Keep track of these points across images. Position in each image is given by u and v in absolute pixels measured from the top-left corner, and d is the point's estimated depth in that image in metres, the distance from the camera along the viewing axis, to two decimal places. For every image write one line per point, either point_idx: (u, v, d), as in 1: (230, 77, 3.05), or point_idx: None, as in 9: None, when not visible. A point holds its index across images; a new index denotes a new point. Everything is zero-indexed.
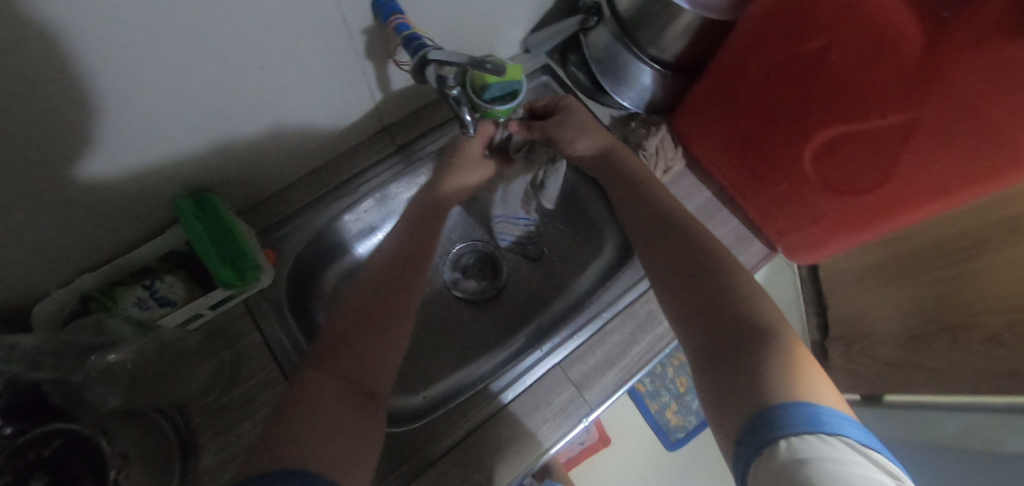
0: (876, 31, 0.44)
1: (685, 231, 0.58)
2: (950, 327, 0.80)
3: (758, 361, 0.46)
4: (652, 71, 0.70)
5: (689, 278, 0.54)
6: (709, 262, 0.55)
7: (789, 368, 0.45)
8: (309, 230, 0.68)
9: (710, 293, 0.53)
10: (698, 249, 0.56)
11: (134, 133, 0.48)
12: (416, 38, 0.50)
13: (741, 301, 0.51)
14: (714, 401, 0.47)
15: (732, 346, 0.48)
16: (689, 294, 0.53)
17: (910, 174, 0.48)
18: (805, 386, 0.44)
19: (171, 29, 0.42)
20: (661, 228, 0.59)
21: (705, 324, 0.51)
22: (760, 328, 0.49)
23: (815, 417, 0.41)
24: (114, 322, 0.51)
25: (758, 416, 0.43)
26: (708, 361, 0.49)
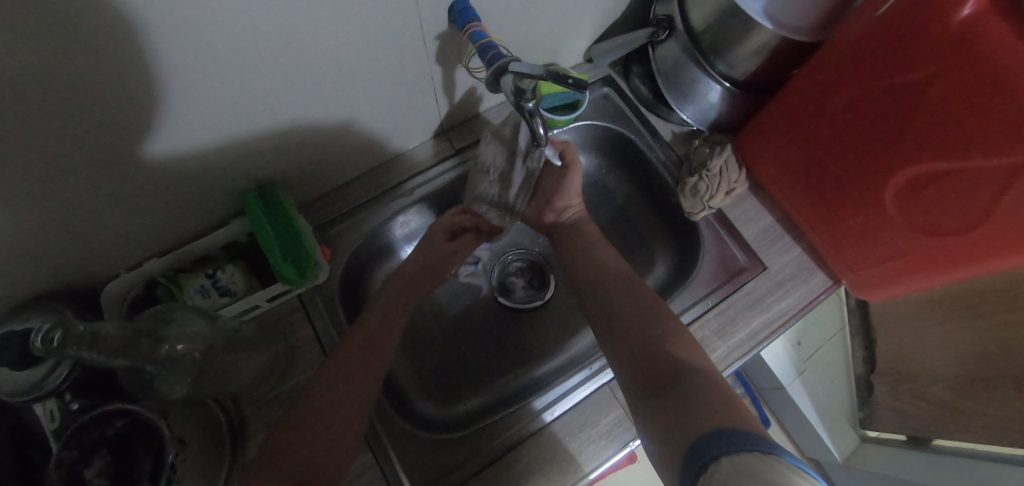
0: (987, 66, 0.42)
1: (626, 283, 0.61)
2: (1016, 376, 0.74)
3: (690, 400, 0.46)
4: (722, 89, 0.67)
5: (628, 335, 0.55)
6: (644, 313, 0.56)
7: (718, 402, 0.45)
8: (363, 230, 0.69)
9: (647, 348, 0.53)
10: (640, 303, 0.58)
11: (211, 128, 0.49)
12: (492, 48, 0.51)
13: (678, 348, 0.52)
14: (656, 443, 0.46)
15: (667, 385, 0.49)
16: (632, 360, 0.53)
17: (1008, 221, 0.46)
18: (732, 416, 0.43)
19: (255, 25, 0.43)
20: (603, 285, 0.62)
21: (639, 373, 0.51)
22: (691, 371, 0.49)
23: (744, 441, 0.39)
24: (182, 313, 0.49)
25: (691, 451, 0.42)
26: (650, 397, 0.49)
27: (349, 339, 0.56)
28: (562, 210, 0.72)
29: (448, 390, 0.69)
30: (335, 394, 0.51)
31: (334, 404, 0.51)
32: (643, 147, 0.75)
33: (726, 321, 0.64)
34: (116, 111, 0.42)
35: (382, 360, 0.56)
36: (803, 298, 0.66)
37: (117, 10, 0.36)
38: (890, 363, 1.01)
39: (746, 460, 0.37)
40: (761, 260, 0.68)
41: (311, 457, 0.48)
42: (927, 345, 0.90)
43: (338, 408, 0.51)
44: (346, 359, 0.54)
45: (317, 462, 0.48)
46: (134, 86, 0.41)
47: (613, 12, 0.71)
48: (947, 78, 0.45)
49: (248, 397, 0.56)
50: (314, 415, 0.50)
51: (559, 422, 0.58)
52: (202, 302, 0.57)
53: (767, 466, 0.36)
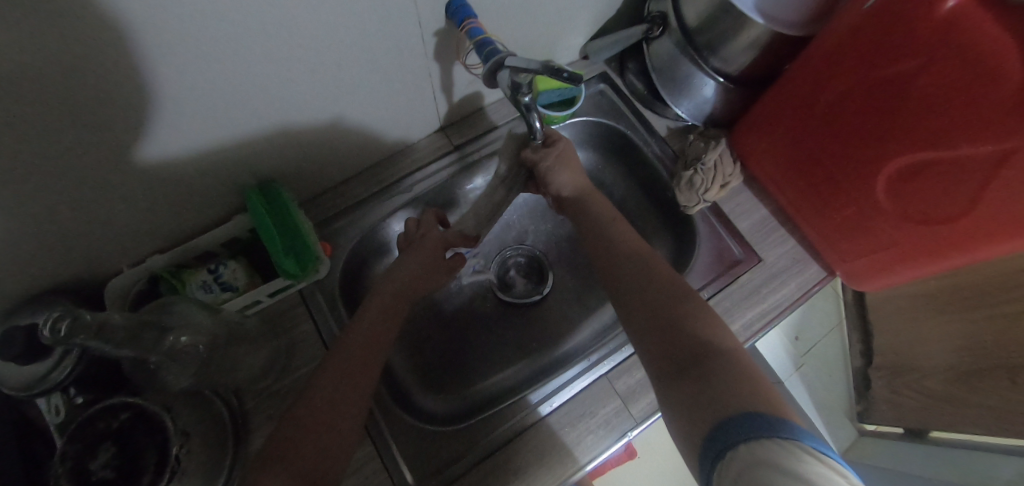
0: (973, 55, 0.43)
1: (645, 261, 0.59)
2: (1011, 365, 0.73)
3: (717, 381, 0.44)
4: (715, 84, 0.68)
5: (650, 315, 0.53)
6: (664, 293, 0.55)
7: (744, 382, 0.44)
8: (363, 226, 0.69)
9: (667, 326, 0.51)
10: (660, 283, 0.56)
11: (209, 123, 0.50)
12: (489, 43, 0.52)
13: (701, 329, 0.50)
14: (679, 421, 0.45)
15: (692, 363, 0.47)
16: (655, 340, 0.51)
17: (996, 207, 0.47)
18: (758, 397, 0.42)
19: (255, 21, 0.44)
20: (619, 268, 0.60)
21: (663, 349, 0.50)
22: (716, 351, 0.47)
23: (769, 425, 0.39)
24: (183, 305, 0.50)
25: (714, 429, 0.41)
26: (673, 377, 0.48)
27: (361, 332, 0.57)
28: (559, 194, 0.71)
29: (450, 383, 0.70)
30: (336, 386, 0.52)
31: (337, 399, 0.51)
32: (639, 142, 0.76)
33: (722, 312, 0.65)
34: (117, 105, 0.43)
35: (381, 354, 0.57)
36: (798, 289, 0.67)
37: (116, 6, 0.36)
38: (886, 355, 1.02)
39: (766, 449, 0.38)
40: (757, 252, 0.68)
41: (317, 452, 0.48)
42: (923, 338, 0.90)
43: (336, 404, 0.51)
44: (345, 353, 0.54)
45: (321, 459, 0.48)
46: (133, 80, 0.42)
47: (608, 10, 0.72)
48: (934, 67, 0.46)
49: (250, 391, 0.56)
50: (316, 411, 0.50)
51: (558, 413, 0.59)
52: (205, 297, 0.57)
53: (788, 457, 0.36)
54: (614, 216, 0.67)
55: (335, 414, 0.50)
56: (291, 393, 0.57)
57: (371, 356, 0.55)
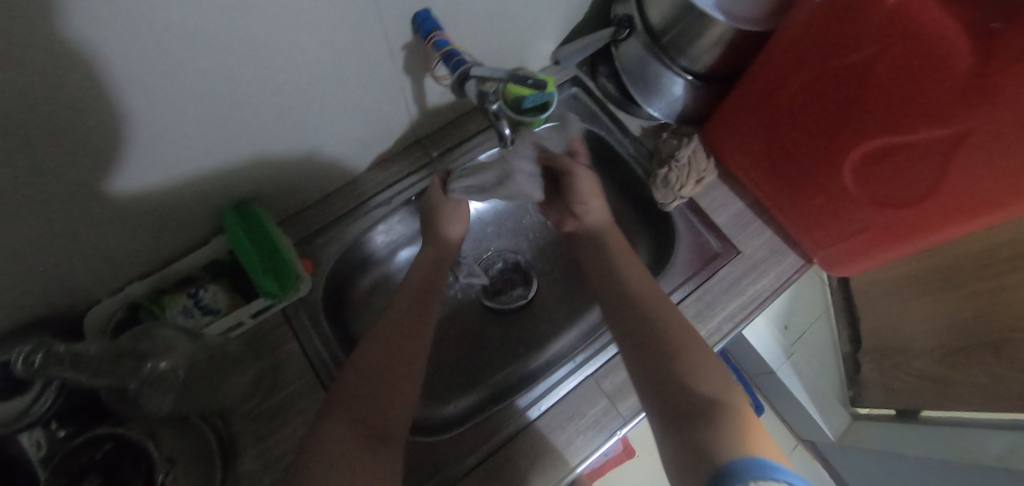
0: (923, 42, 0.44)
1: (630, 287, 0.61)
2: (991, 341, 0.76)
3: (709, 433, 0.46)
4: (684, 82, 0.69)
5: (646, 358, 0.54)
6: (659, 329, 0.56)
7: (738, 427, 0.46)
8: (343, 241, 0.69)
9: (661, 358, 0.53)
10: (655, 319, 0.57)
11: (183, 148, 0.50)
12: (456, 54, 0.52)
13: (696, 379, 0.51)
14: (677, 465, 0.47)
15: (688, 407, 0.49)
16: (647, 382, 0.53)
17: (959, 186, 0.48)
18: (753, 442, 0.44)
19: (224, 44, 0.44)
20: (618, 294, 0.61)
21: (658, 387, 0.52)
22: (712, 402, 0.49)
23: (766, 470, 0.41)
24: (163, 331, 0.51)
25: (714, 476, 0.43)
26: (670, 418, 0.49)
27: (414, 316, 0.61)
28: (582, 214, 0.72)
29: (439, 391, 0.70)
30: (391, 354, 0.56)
31: (394, 359, 0.56)
32: (614, 143, 0.77)
33: (704, 305, 0.66)
34: (89, 135, 0.43)
35: (426, 330, 0.61)
36: (777, 279, 0.68)
37: (82, 35, 0.37)
38: (874, 339, 1.03)
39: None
40: (734, 244, 0.69)
41: (373, 408, 0.52)
42: (908, 320, 0.92)
43: (395, 367, 0.55)
44: (373, 337, 0.58)
45: (383, 417, 0.52)
46: (102, 110, 0.42)
47: (576, 16, 0.73)
48: (888, 56, 0.47)
49: (240, 412, 0.55)
50: (382, 373, 0.54)
51: (545, 415, 0.59)
52: (185, 322, 0.57)
53: None
54: (614, 243, 0.68)
55: (387, 404, 0.53)
56: (278, 413, 0.56)
57: (407, 343, 0.58)
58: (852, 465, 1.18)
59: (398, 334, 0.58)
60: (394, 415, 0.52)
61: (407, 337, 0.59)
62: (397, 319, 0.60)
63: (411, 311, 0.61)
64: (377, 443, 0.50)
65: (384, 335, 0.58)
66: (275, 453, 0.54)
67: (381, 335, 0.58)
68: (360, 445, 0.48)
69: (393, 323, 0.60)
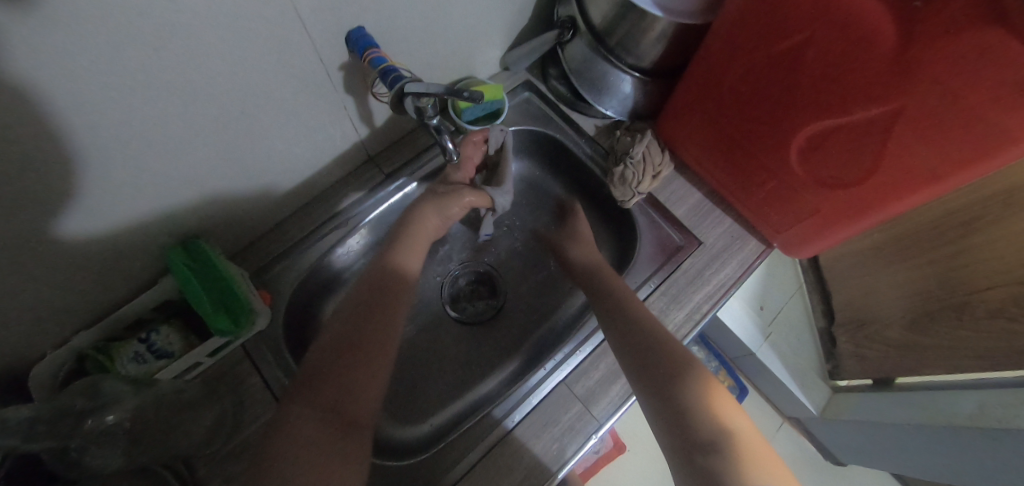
0: (847, 25, 0.45)
1: (632, 307, 0.61)
2: (954, 304, 0.78)
3: (718, 462, 0.49)
4: (631, 79, 0.70)
5: (650, 384, 0.55)
6: (665, 358, 0.56)
7: (741, 454, 0.50)
8: (302, 268, 0.67)
9: (661, 384, 0.55)
10: (655, 341, 0.58)
11: (117, 188, 0.49)
12: (393, 70, 0.51)
13: (698, 405, 0.53)
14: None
15: (693, 438, 0.51)
16: (655, 408, 0.54)
17: (897, 164, 0.49)
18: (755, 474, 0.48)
19: (147, 76, 0.43)
20: (625, 314, 0.61)
21: (664, 418, 0.53)
22: (717, 426, 0.52)
23: None
24: (111, 384, 0.49)
25: None
26: (678, 450, 0.52)
27: (385, 305, 0.60)
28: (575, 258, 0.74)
29: (414, 411, 0.69)
30: (357, 336, 0.56)
31: (361, 340, 0.56)
32: (570, 144, 0.76)
33: (671, 299, 0.66)
34: (18, 186, 0.41)
35: (394, 312, 0.60)
36: (740, 266, 0.68)
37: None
38: (845, 311, 1.06)
39: None
40: (696, 235, 0.70)
41: (341, 395, 0.52)
42: (875, 291, 0.94)
43: (364, 349, 0.56)
44: (340, 328, 0.57)
45: (351, 403, 0.52)
46: (29, 160, 0.41)
47: (520, 21, 0.73)
48: (816, 42, 0.48)
49: (201, 457, 0.54)
50: (353, 357, 0.55)
51: (520, 428, 0.58)
52: (138, 369, 0.54)
53: None
54: (609, 271, 0.68)
55: (360, 408, 0.52)
56: (241, 454, 0.55)
57: (382, 335, 0.58)
58: (836, 438, 1.19)
59: (371, 322, 0.58)
60: (363, 398, 0.53)
61: (380, 327, 0.58)
62: (360, 310, 0.58)
63: (372, 306, 0.59)
64: (348, 428, 0.50)
65: (353, 329, 0.57)
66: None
67: (353, 321, 0.57)
68: (329, 432, 0.49)
69: (358, 307, 0.59)
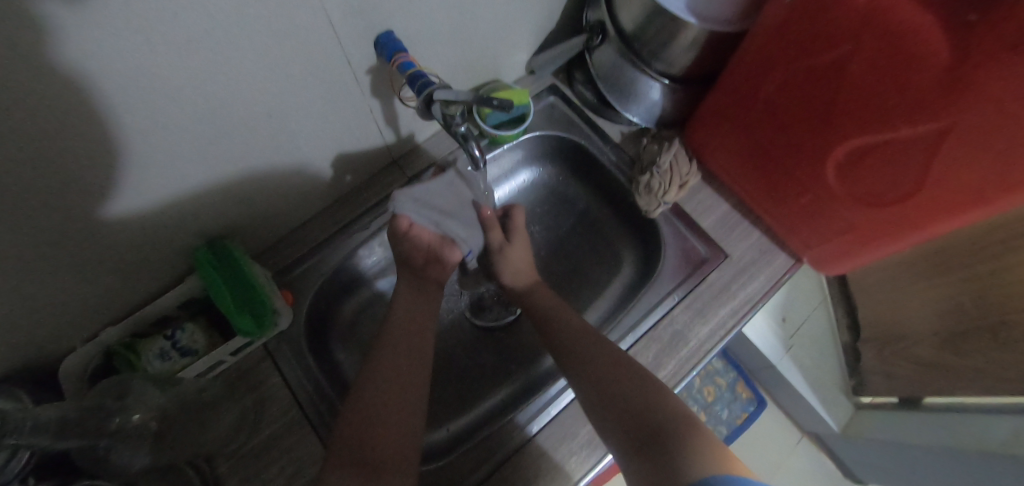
0: (896, 39, 0.43)
1: (570, 322, 0.61)
2: (989, 325, 0.75)
3: (684, 459, 0.45)
4: (661, 86, 0.68)
5: (607, 393, 0.52)
6: (616, 376, 0.53)
7: (701, 443, 0.47)
8: (324, 269, 0.68)
9: (613, 387, 0.52)
10: (609, 361, 0.55)
11: (150, 188, 0.50)
12: (422, 76, 0.51)
13: (657, 411, 0.50)
14: None
15: (649, 434, 0.48)
16: (615, 426, 0.50)
17: (943, 183, 0.47)
18: (715, 459, 0.45)
19: (181, 81, 0.44)
20: (574, 344, 0.58)
21: (619, 421, 0.50)
22: (679, 427, 0.48)
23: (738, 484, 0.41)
24: (138, 382, 0.50)
25: None
26: (635, 450, 0.48)
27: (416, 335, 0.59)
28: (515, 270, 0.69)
29: (430, 416, 0.68)
30: (385, 377, 0.54)
31: (396, 380, 0.54)
32: (595, 151, 0.75)
33: (695, 313, 0.64)
34: (59, 187, 0.43)
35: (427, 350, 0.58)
36: (768, 280, 0.67)
37: (38, 88, 0.36)
38: (872, 327, 1.02)
39: None
40: (722, 247, 0.68)
41: (370, 439, 0.49)
42: (906, 307, 0.91)
43: (397, 388, 0.53)
44: (375, 361, 0.55)
45: (377, 448, 0.48)
46: (71, 163, 0.42)
47: (547, 25, 0.72)
48: (860, 54, 0.46)
49: (223, 454, 0.54)
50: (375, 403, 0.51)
51: (540, 439, 0.58)
52: (162, 366, 0.56)
53: None
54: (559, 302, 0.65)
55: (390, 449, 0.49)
56: (263, 453, 0.55)
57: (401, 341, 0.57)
58: (859, 456, 1.16)
59: (406, 359, 0.56)
60: (393, 440, 0.49)
61: (410, 366, 0.55)
62: (397, 341, 0.57)
63: (412, 342, 0.58)
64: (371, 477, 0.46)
65: (390, 366, 0.55)
66: None
67: (385, 358, 0.55)
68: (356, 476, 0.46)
69: (396, 346, 0.57)
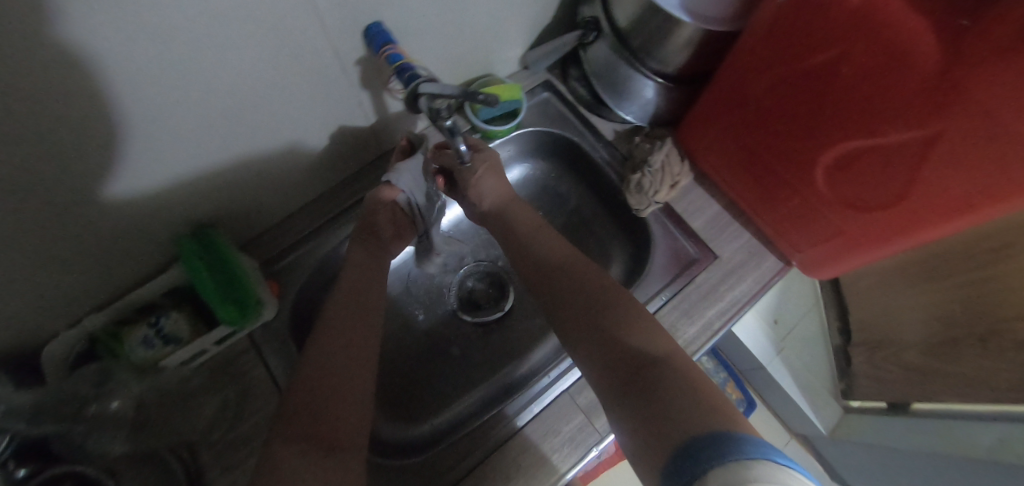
0: (889, 42, 0.42)
1: (561, 263, 0.59)
2: (980, 334, 0.74)
3: (672, 407, 0.42)
4: (655, 85, 0.68)
5: (596, 338, 0.51)
6: (608, 310, 0.52)
7: (696, 395, 0.43)
8: (312, 260, 0.68)
9: (604, 333, 0.51)
10: (601, 299, 0.54)
11: (135, 175, 0.49)
12: (409, 68, 0.51)
13: (644, 346, 0.48)
14: (631, 443, 0.43)
15: (635, 378, 0.46)
16: (604, 370, 0.48)
17: (932, 191, 0.47)
18: (707, 412, 0.41)
19: (167, 70, 0.43)
20: (564, 278, 0.58)
21: (608, 368, 0.48)
22: (669, 371, 0.45)
23: (722, 442, 0.37)
24: (119, 369, 0.54)
25: (677, 452, 0.39)
26: (618, 395, 0.46)
27: (364, 322, 0.57)
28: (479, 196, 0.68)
29: (415, 410, 0.68)
30: (333, 354, 0.52)
31: (347, 363, 0.52)
32: (587, 148, 0.75)
33: (682, 314, 0.64)
34: (44, 172, 0.42)
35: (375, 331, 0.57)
36: (757, 282, 0.66)
37: (18, 77, 0.36)
38: (863, 331, 1.02)
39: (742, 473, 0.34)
40: (712, 249, 0.68)
41: (325, 418, 0.47)
42: (898, 313, 0.91)
43: (345, 366, 0.52)
44: (322, 336, 0.54)
45: (333, 427, 0.47)
46: (57, 149, 0.42)
47: (542, 20, 0.71)
48: (853, 57, 0.46)
49: (204, 443, 0.54)
50: (326, 378, 0.50)
51: (523, 434, 0.58)
52: (146, 354, 0.54)
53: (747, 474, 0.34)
54: (534, 223, 0.66)
55: (345, 433, 0.47)
56: (243, 444, 0.54)
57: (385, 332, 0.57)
58: (847, 459, 1.16)
59: (354, 340, 0.55)
60: (346, 420, 0.48)
61: (360, 345, 0.55)
62: (346, 321, 0.56)
63: (359, 322, 0.56)
64: (330, 452, 0.45)
65: (334, 347, 0.53)
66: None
67: (331, 334, 0.54)
68: (315, 457, 0.44)
69: (346, 323, 0.56)
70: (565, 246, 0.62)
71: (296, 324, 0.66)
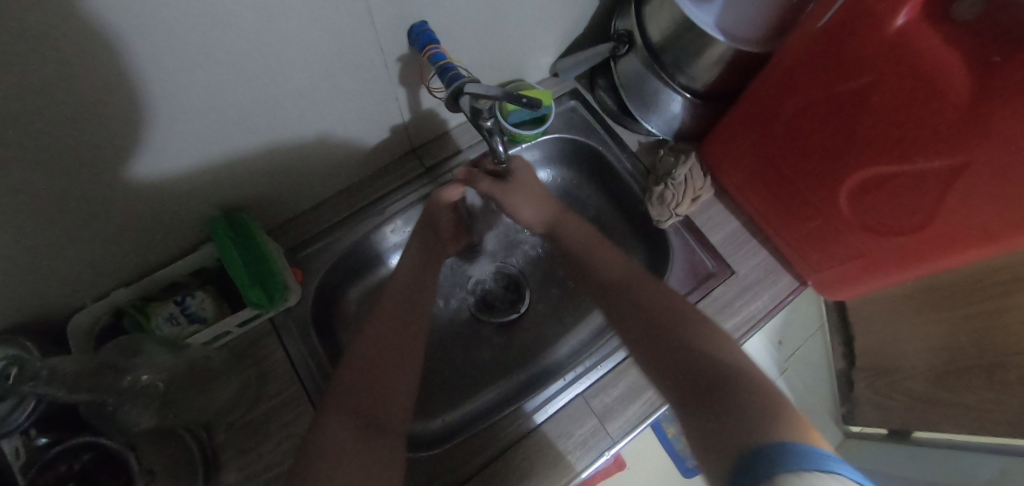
0: (921, 71, 0.44)
1: (628, 283, 0.62)
2: (986, 365, 0.75)
3: (744, 417, 0.44)
4: (682, 99, 0.69)
5: (668, 353, 0.53)
6: (674, 327, 0.55)
7: (767, 406, 0.44)
8: (335, 250, 0.69)
9: (678, 351, 0.53)
10: (664, 314, 0.57)
11: (173, 153, 0.50)
12: (451, 68, 0.53)
13: (717, 362, 0.50)
14: (700, 451, 0.45)
15: (708, 390, 0.48)
16: (677, 383, 0.51)
17: (955, 220, 0.48)
18: (779, 423, 0.42)
19: (214, 54, 0.44)
20: (630, 296, 0.61)
21: (680, 381, 0.51)
22: (741, 385, 0.47)
23: (798, 450, 0.38)
24: (149, 344, 0.50)
25: (743, 456, 0.40)
26: (691, 405, 0.48)
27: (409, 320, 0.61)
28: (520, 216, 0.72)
29: (426, 405, 0.69)
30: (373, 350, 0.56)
31: (390, 355, 0.56)
32: (611, 157, 0.76)
33: None
34: (87, 142, 0.43)
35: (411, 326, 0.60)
36: (771, 300, 0.67)
37: (77, 49, 0.37)
38: (869, 357, 1.03)
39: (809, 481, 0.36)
40: (729, 264, 0.69)
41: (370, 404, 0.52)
42: (904, 340, 0.91)
43: (391, 364, 0.56)
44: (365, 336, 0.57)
45: (379, 410, 0.52)
46: (102, 121, 0.43)
47: (575, 29, 0.72)
48: (883, 84, 0.47)
49: (220, 423, 0.55)
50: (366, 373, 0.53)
51: (539, 432, 0.58)
52: (171, 331, 0.56)
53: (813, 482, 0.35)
54: (594, 239, 0.68)
55: (388, 416, 0.53)
56: (259, 427, 0.55)
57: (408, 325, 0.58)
58: None
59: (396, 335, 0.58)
60: (393, 405, 0.54)
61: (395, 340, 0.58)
62: (390, 315, 0.59)
63: (401, 320, 0.60)
64: (374, 433, 0.51)
65: (374, 344, 0.57)
66: (253, 466, 0.54)
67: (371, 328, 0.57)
68: (357, 435, 0.50)
69: (389, 320, 0.59)
70: (627, 263, 0.65)
71: (316, 312, 0.67)
